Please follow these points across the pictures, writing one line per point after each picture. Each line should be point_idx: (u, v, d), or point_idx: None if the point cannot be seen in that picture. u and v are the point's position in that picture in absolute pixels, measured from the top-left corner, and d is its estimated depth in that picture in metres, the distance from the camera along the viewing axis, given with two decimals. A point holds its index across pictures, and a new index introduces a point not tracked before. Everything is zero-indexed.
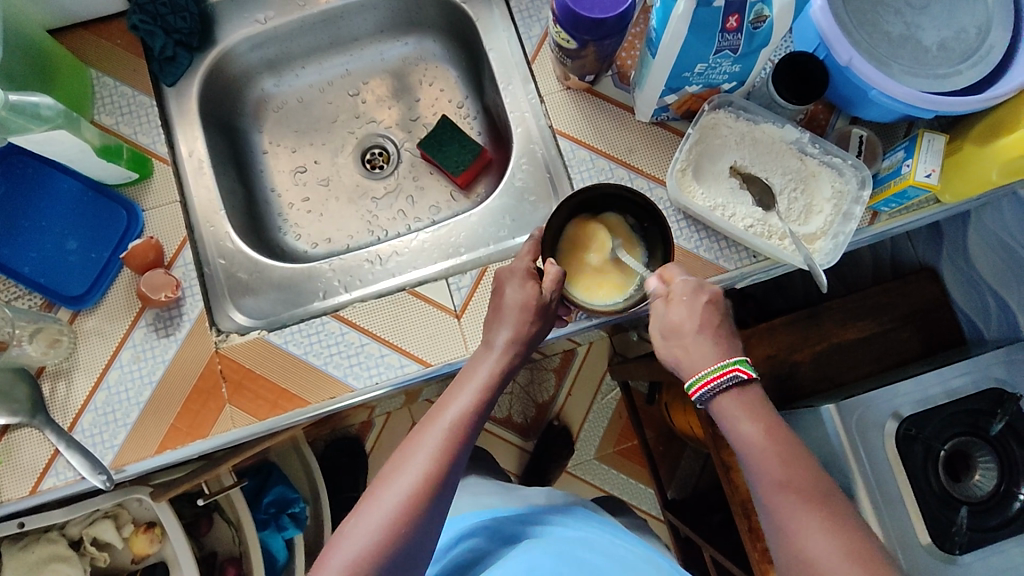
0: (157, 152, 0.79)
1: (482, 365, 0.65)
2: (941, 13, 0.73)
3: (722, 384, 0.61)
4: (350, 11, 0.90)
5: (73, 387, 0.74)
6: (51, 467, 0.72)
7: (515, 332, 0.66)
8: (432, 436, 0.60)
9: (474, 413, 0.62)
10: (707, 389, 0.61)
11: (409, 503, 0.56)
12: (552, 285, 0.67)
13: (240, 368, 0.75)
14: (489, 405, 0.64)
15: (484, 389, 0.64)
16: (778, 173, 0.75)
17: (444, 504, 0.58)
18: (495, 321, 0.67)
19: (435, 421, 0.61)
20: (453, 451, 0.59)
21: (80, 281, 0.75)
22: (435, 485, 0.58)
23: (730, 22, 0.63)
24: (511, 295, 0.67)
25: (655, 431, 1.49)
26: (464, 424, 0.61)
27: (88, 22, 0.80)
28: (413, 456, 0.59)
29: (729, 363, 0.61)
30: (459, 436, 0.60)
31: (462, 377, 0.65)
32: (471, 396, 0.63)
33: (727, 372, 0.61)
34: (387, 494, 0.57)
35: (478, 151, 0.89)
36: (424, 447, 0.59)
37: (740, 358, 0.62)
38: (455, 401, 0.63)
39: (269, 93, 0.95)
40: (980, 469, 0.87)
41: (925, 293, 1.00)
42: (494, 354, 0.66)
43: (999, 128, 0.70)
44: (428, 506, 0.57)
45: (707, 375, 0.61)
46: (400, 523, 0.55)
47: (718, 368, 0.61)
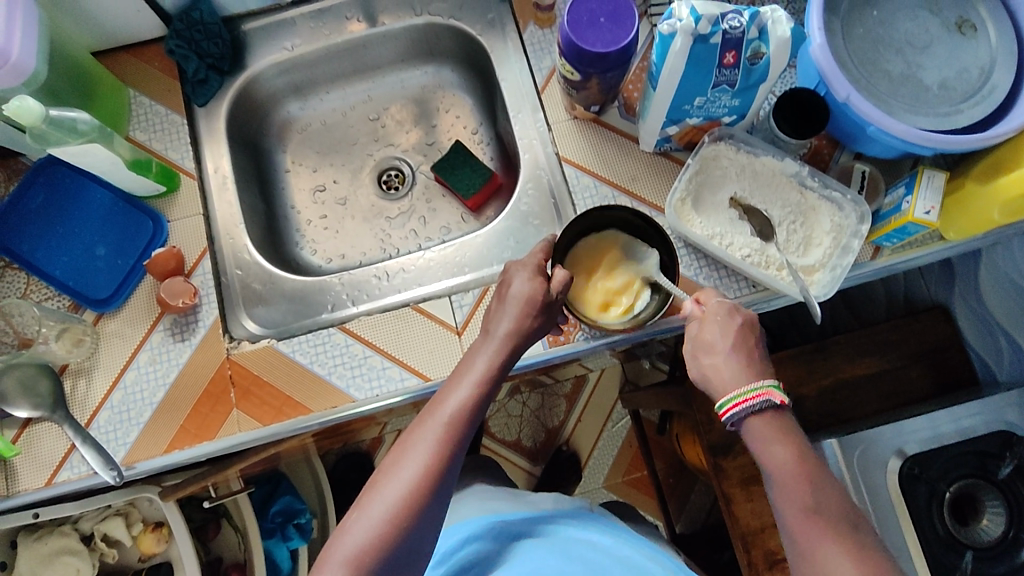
0: (185, 167, 0.84)
1: (481, 358, 0.66)
2: (943, 53, 0.74)
3: (755, 405, 0.60)
4: (372, 41, 0.95)
5: (92, 384, 0.78)
6: (66, 460, 0.76)
7: (516, 323, 0.67)
8: (431, 429, 0.61)
9: (472, 406, 0.63)
10: (737, 412, 0.61)
11: (409, 496, 0.58)
12: (559, 286, 0.68)
13: (248, 374, 0.79)
14: (488, 397, 0.64)
15: (483, 381, 0.65)
16: (778, 206, 0.76)
17: (444, 497, 0.60)
18: (499, 313, 0.68)
19: (434, 414, 0.62)
20: (452, 444, 0.61)
21: (105, 285, 0.80)
22: (434, 479, 0.59)
23: (727, 58, 0.66)
24: (518, 287, 0.68)
25: (665, 462, 1.48)
26: (462, 416, 0.62)
27: (130, 45, 0.86)
28: (413, 449, 0.60)
29: (763, 385, 0.61)
30: (459, 428, 0.61)
31: (460, 370, 0.66)
32: (470, 389, 0.64)
33: (758, 396, 0.60)
34: (387, 488, 0.58)
35: (488, 175, 0.92)
36: (423, 440, 0.60)
37: (772, 383, 0.61)
38: (454, 394, 0.64)
39: (294, 115, 1.00)
40: (988, 513, 0.85)
41: (937, 332, 0.99)
42: (495, 341, 0.67)
43: (1000, 168, 0.70)
44: (428, 499, 0.58)
45: (743, 396, 0.60)
46: (400, 516, 0.57)
47: (749, 390, 0.61)
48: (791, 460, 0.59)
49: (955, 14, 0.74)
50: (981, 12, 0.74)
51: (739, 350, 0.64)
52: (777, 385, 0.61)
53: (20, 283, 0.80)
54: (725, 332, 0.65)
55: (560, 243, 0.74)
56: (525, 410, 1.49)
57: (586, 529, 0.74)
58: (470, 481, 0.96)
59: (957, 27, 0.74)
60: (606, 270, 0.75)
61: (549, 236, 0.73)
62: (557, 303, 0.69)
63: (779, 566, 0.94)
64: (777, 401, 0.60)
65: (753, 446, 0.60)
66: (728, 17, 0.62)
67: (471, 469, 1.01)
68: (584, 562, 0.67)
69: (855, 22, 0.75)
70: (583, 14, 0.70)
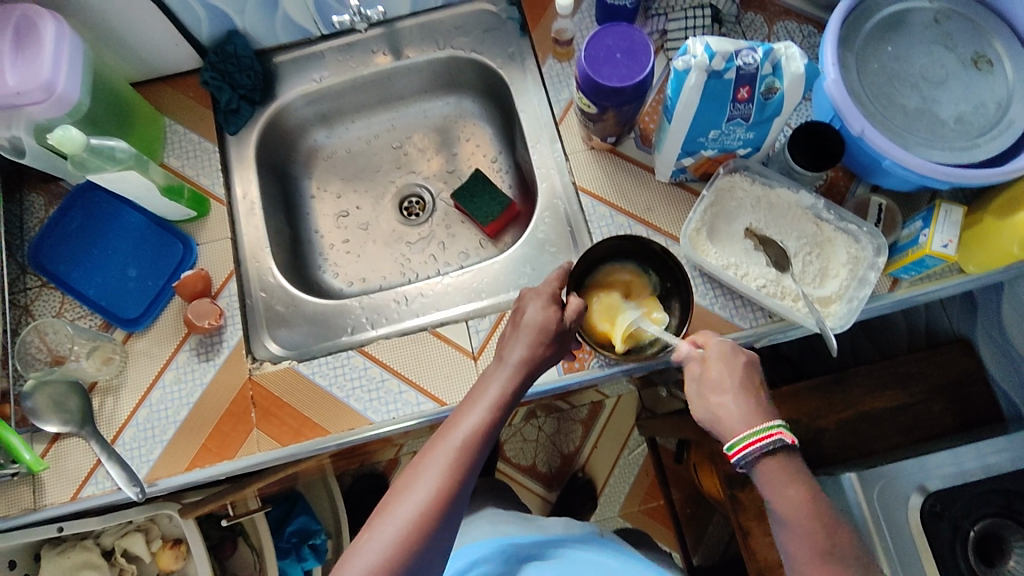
0: (215, 193, 0.87)
1: (494, 383, 0.67)
2: (960, 87, 0.75)
3: (766, 446, 0.59)
4: (397, 73, 0.98)
5: (119, 402, 0.81)
6: (92, 476, 0.79)
7: (529, 352, 0.68)
8: (443, 453, 0.62)
9: (484, 431, 0.64)
10: (749, 452, 0.60)
11: (420, 519, 0.58)
12: (573, 314, 0.69)
13: (269, 395, 0.81)
14: (499, 424, 0.65)
15: (496, 406, 0.66)
16: (793, 237, 0.77)
17: (453, 521, 0.61)
18: (513, 339, 0.69)
19: (446, 438, 0.63)
20: (463, 469, 0.61)
21: (136, 305, 0.83)
22: (444, 503, 0.60)
23: (741, 93, 0.67)
24: (532, 314, 0.69)
25: (682, 492, 1.46)
26: (474, 442, 0.63)
27: (166, 76, 0.90)
28: (424, 472, 0.61)
29: (774, 425, 0.60)
30: (470, 453, 0.62)
31: (474, 396, 0.67)
32: (483, 414, 0.65)
33: (769, 436, 0.59)
34: (397, 511, 0.59)
35: (506, 203, 0.94)
36: (435, 464, 0.61)
37: (781, 422, 0.61)
38: (467, 419, 0.64)
39: (320, 143, 1.03)
40: (1015, 553, 0.82)
41: (960, 365, 0.97)
42: (508, 368, 0.67)
43: (1018, 203, 0.70)
44: (438, 523, 0.59)
45: (752, 437, 0.60)
46: (409, 539, 0.58)
47: (760, 430, 0.60)
48: (803, 495, 0.58)
49: (971, 50, 0.75)
50: (997, 49, 0.75)
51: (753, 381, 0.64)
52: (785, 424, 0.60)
53: (55, 302, 0.84)
54: (736, 363, 0.65)
55: (576, 273, 0.76)
56: (541, 435, 1.49)
57: (595, 551, 0.74)
58: (482, 505, 0.96)
59: (973, 63, 0.75)
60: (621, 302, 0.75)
61: (565, 266, 0.74)
62: (570, 331, 0.70)
63: None
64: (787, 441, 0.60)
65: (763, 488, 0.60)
66: (743, 53, 0.64)
67: (485, 493, 1.01)
68: None
69: (869, 58, 0.76)
70: (600, 51, 0.72)
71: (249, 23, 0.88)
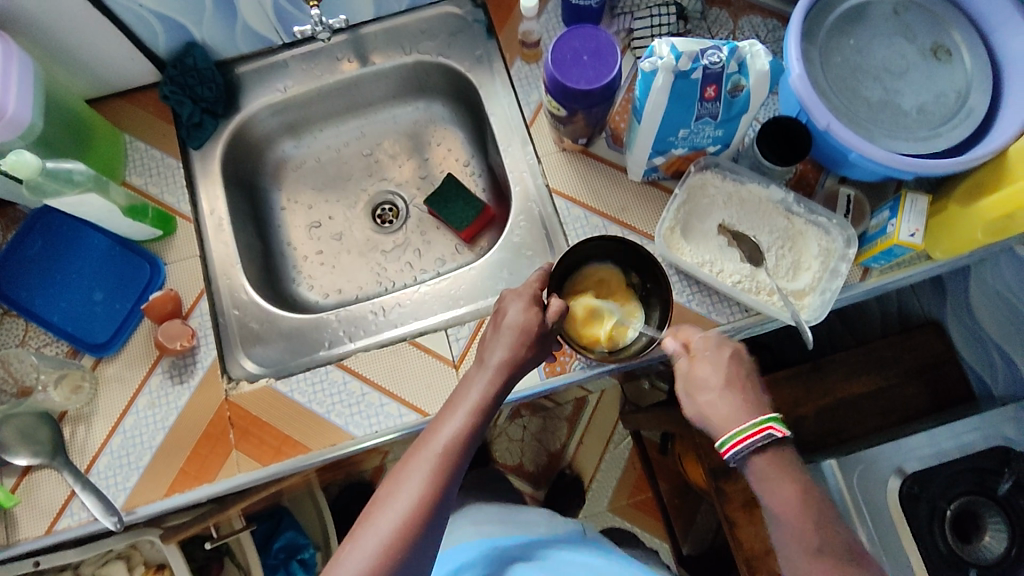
0: (181, 211, 0.85)
1: (476, 386, 0.67)
2: (920, 77, 0.76)
3: (757, 442, 0.60)
4: (364, 80, 0.96)
5: (91, 430, 0.79)
6: (67, 507, 0.76)
7: (511, 353, 0.66)
8: (425, 460, 0.62)
9: (466, 436, 0.63)
10: (741, 448, 0.60)
11: (404, 528, 0.58)
12: (554, 317, 0.68)
13: (247, 415, 0.79)
14: (481, 427, 0.65)
15: (478, 410, 0.65)
16: (766, 232, 0.78)
17: (438, 528, 0.60)
18: (492, 342, 0.68)
19: (428, 444, 0.63)
20: (446, 475, 0.61)
21: (103, 330, 0.81)
22: (428, 510, 0.59)
23: (708, 92, 0.68)
24: (512, 316, 0.68)
25: (669, 483, 1.49)
26: (456, 447, 0.63)
27: (123, 92, 0.87)
28: (407, 480, 0.60)
29: (762, 421, 0.60)
30: (453, 459, 0.62)
31: (455, 400, 0.67)
32: (465, 418, 0.64)
33: (760, 433, 0.60)
34: (381, 520, 0.58)
35: (480, 207, 0.94)
36: (417, 471, 0.61)
37: (772, 416, 0.61)
38: (448, 423, 0.64)
39: (289, 154, 1.01)
40: (990, 529, 0.85)
41: (930, 348, 1.00)
42: (487, 371, 0.66)
43: (981, 189, 0.71)
44: (421, 530, 0.59)
45: (742, 435, 0.60)
46: (394, 548, 0.57)
47: (749, 427, 0.60)
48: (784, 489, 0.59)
49: (930, 40, 0.77)
50: (955, 38, 0.76)
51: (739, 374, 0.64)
52: (780, 418, 0.61)
53: (19, 330, 0.81)
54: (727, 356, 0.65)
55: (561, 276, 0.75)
56: (527, 435, 1.49)
57: (584, 555, 0.73)
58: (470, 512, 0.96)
59: (932, 53, 0.76)
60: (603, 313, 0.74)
61: (545, 266, 0.73)
62: (553, 333, 0.69)
63: None
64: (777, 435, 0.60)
65: (759, 478, 0.60)
66: (708, 52, 0.64)
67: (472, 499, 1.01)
68: None
69: (832, 51, 0.76)
70: (567, 53, 0.72)
71: (208, 35, 0.85)
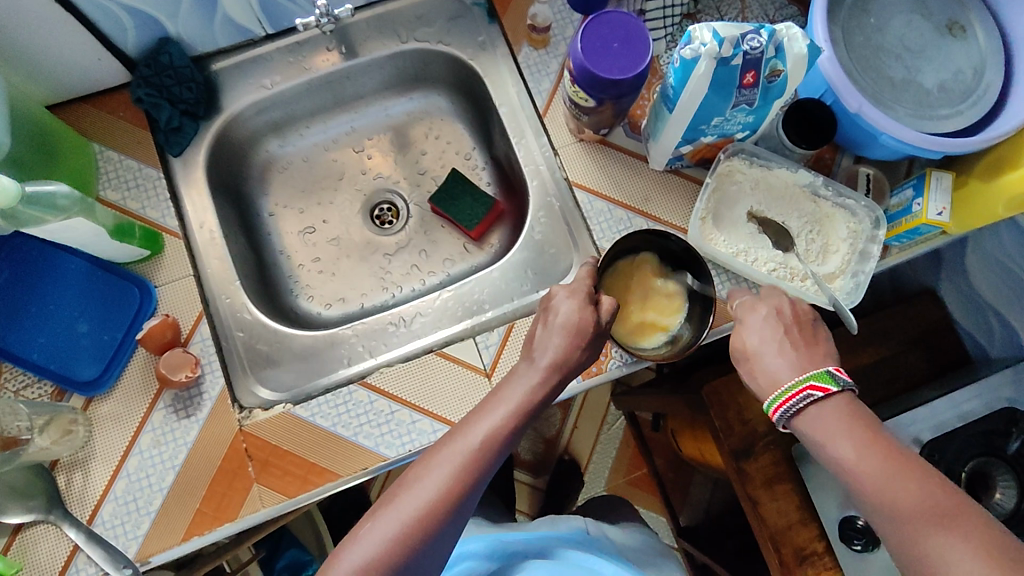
0: (167, 226, 0.76)
1: (519, 381, 0.64)
2: (937, 55, 0.77)
3: (798, 403, 0.60)
4: (355, 72, 0.89)
5: (90, 478, 0.71)
6: (71, 564, 0.69)
7: (565, 353, 0.64)
8: (458, 451, 0.59)
9: (504, 432, 0.60)
10: (785, 409, 0.61)
11: (425, 514, 0.56)
12: (609, 315, 0.66)
13: (266, 446, 0.73)
14: (523, 426, 0.62)
15: (520, 408, 0.62)
16: (795, 217, 0.77)
17: (458, 522, 0.58)
18: (542, 346, 0.65)
19: (463, 436, 0.60)
20: (476, 470, 0.58)
21: (92, 365, 0.73)
22: (454, 500, 0.57)
23: (747, 78, 0.64)
24: (566, 313, 0.65)
25: (664, 458, 1.46)
26: (493, 443, 0.60)
27: (88, 95, 0.78)
28: (435, 468, 0.58)
29: (802, 380, 0.60)
30: (488, 454, 0.59)
31: (496, 393, 0.64)
32: (505, 414, 0.61)
33: (796, 394, 0.60)
34: (402, 503, 0.56)
35: (490, 203, 0.89)
36: (447, 461, 0.58)
37: (815, 374, 0.60)
38: (485, 418, 0.61)
39: (275, 154, 0.94)
40: (1001, 487, 0.86)
41: (929, 315, 1.02)
42: (536, 372, 0.64)
43: (1002, 166, 0.72)
44: (444, 518, 0.56)
45: (782, 396, 0.61)
46: (412, 532, 0.55)
47: (790, 387, 0.61)
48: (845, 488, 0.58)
49: (945, 18, 0.77)
50: (970, 15, 0.77)
51: (789, 357, 0.63)
52: (822, 375, 0.60)
53: None
54: (771, 318, 0.65)
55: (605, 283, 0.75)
56: None
57: (591, 555, 0.71)
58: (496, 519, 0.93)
59: (948, 30, 0.77)
60: (647, 314, 0.75)
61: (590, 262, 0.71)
62: (606, 332, 0.67)
63: (808, 561, 0.87)
64: (818, 393, 0.59)
65: (817, 437, 0.59)
66: (748, 37, 0.61)
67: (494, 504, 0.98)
68: None
69: (854, 31, 0.77)
70: (596, 40, 0.68)
71: (184, 28, 0.77)
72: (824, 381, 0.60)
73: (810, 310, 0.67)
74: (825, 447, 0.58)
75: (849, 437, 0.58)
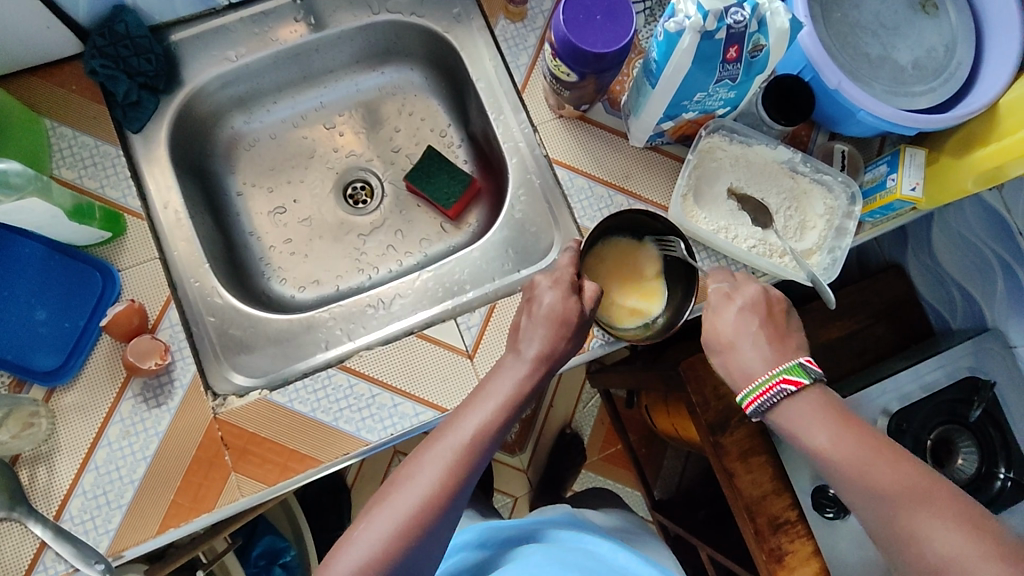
0: (129, 207, 0.73)
1: (508, 373, 0.63)
2: (911, 32, 0.78)
3: (771, 398, 0.60)
4: (324, 44, 0.86)
5: (56, 471, 0.67)
6: (39, 562, 0.66)
7: (547, 346, 0.64)
8: (449, 447, 0.58)
9: (494, 427, 0.60)
10: (759, 405, 0.61)
11: (419, 512, 0.55)
12: (592, 304, 0.66)
13: (242, 433, 0.71)
14: (513, 418, 0.61)
15: (510, 401, 0.61)
16: (774, 194, 0.77)
17: (452, 517, 0.58)
18: (525, 335, 0.65)
19: (453, 433, 0.59)
20: (467, 466, 0.58)
21: (53, 354, 0.69)
22: (447, 497, 0.57)
23: (730, 53, 0.64)
24: (549, 303, 0.64)
25: (637, 433, 1.47)
26: (484, 438, 0.59)
27: (37, 67, 0.73)
28: (427, 466, 0.57)
29: (773, 375, 0.61)
30: (479, 449, 0.59)
31: (484, 386, 0.63)
32: (494, 408, 0.60)
33: (769, 389, 0.60)
34: (396, 502, 0.56)
35: (467, 181, 0.87)
36: (439, 458, 0.58)
37: (785, 368, 0.61)
38: (474, 412, 0.60)
39: (241, 130, 0.90)
40: (963, 453, 0.90)
41: (897, 289, 1.04)
42: (524, 364, 0.63)
43: (973, 142, 0.73)
44: (438, 516, 0.56)
45: (754, 392, 0.61)
46: (407, 532, 0.55)
47: (761, 383, 0.61)
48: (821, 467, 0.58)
49: None
50: None
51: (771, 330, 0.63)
52: (795, 368, 0.60)
53: None
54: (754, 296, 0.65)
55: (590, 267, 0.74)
56: None
57: (582, 535, 0.71)
58: None
59: (921, 8, 0.78)
60: (633, 292, 0.75)
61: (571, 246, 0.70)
62: (590, 313, 0.66)
63: (782, 529, 0.89)
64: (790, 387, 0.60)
65: (793, 429, 0.60)
66: (732, 10, 0.60)
67: None
68: (582, 568, 0.64)
69: (832, 7, 0.77)
70: (579, 12, 0.66)
71: None
72: (795, 374, 0.60)
73: (783, 299, 0.66)
74: (801, 441, 0.60)
75: (823, 428, 0.59)
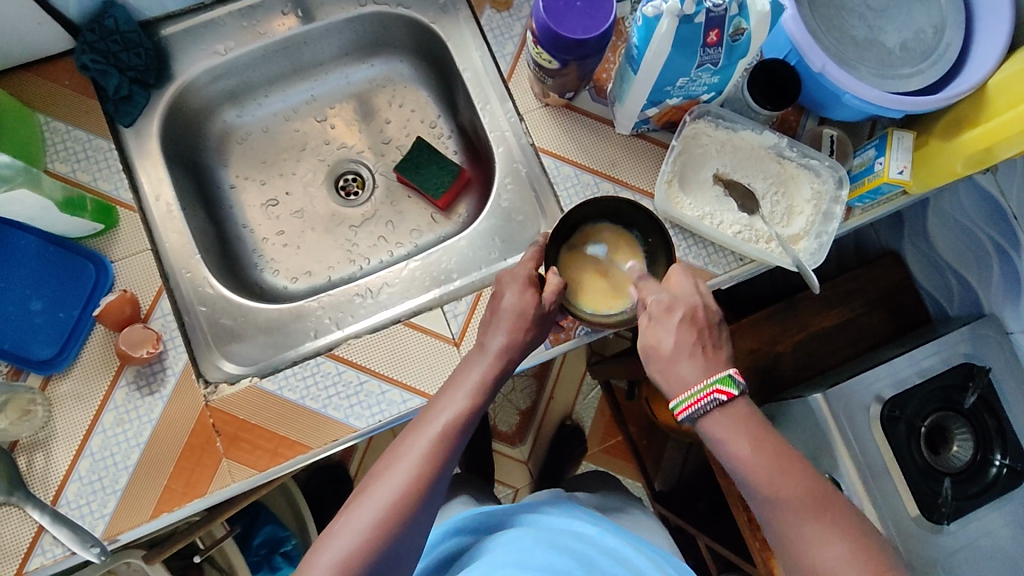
0: (121, 199, 0.74)
1: (476, 366, 0.63)
2: (899, 14, 0.77)
3: (704, 407, 0.58)
4: (313, 37, 0.87)
5: (52, 458, 0.69)
6: (37, 545, 0.68)
7: (509, 338, 0.64)
8: (425, 436, 0.59)
9: (468, 414, 0.61)
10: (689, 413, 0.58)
11: (400, 501, 0.56)
12: (551, 295, 0.66)
13: (233, 420, 0.72)
14: (483, 405, 0.62)
15: (478, 389, 0.62)
16: (761, 178, 0.77)
17: (433, 506, 0.58)
18: (490, 326, 0.66)
19: (427, 422, 0.60)
20: (444, 455, 0.59)
21: (49, 344, 0.71)
22: (426, 484, 0.57)
23: (710, 37, 0.63)
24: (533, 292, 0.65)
25: (637, 425, 1.47)
26: (457, 425, 0.60)
27: (31, 64, 0.75)
28: (405, 456, 0.58)
29: (706, 385, 0.58)
30: (454, 436, 0.60)
31: (455, 377, 0.64)
32: (466, 396, 0.61)
33: (704, 398, 0.58)
34: (377, 494, 0.56)
35: (456, 171, 0.87)
36: (416, 447, 0.58)
37: (718, 376, 0.58)
38: (447, 402, 0.61)
39: (233, 124, 0.91)
40: (957, 440, 0.88)
41: (892, 276, 1.04)
42: (487, 357, 0.64)
43: (961, 124, 0.72)
44: (418, 503, 0.57)
45: (687, 401, 0.58)
46: (389, 522, 0.55)
47: (694, 392, 0.58)
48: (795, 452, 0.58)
49: None
50: None
51: None
52: (727, 379, 0.58)
53: None
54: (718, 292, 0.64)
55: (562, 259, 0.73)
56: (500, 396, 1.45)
57: (571, 517, 0.71)
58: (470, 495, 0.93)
59: None
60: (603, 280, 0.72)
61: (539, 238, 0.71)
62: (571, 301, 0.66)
63: None
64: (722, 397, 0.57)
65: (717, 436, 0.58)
66: None
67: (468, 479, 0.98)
68: (573, 553, 0.65)
69: None
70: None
71: None
72: (728, 384, 0.58)
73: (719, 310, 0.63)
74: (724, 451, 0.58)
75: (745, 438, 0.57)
